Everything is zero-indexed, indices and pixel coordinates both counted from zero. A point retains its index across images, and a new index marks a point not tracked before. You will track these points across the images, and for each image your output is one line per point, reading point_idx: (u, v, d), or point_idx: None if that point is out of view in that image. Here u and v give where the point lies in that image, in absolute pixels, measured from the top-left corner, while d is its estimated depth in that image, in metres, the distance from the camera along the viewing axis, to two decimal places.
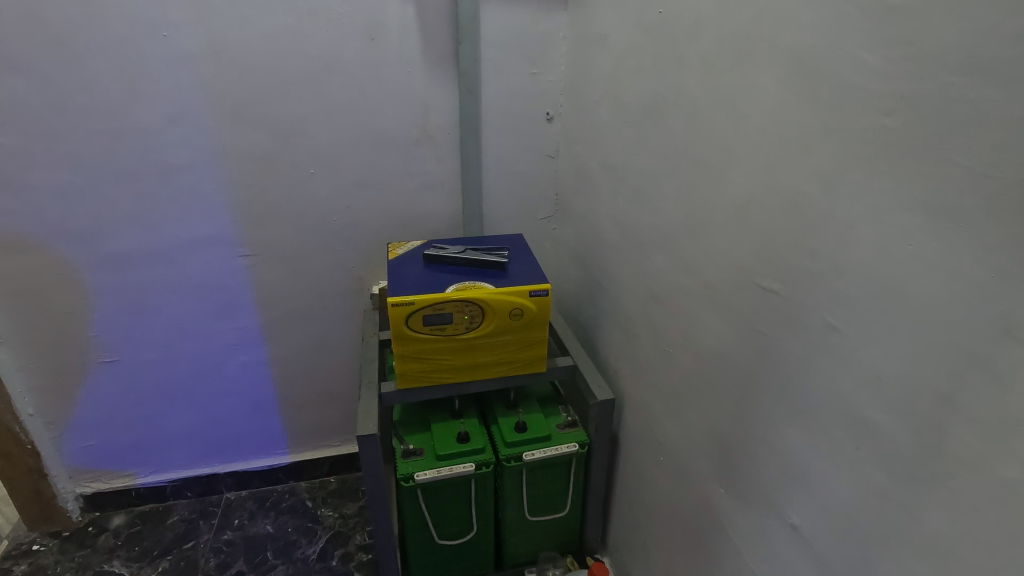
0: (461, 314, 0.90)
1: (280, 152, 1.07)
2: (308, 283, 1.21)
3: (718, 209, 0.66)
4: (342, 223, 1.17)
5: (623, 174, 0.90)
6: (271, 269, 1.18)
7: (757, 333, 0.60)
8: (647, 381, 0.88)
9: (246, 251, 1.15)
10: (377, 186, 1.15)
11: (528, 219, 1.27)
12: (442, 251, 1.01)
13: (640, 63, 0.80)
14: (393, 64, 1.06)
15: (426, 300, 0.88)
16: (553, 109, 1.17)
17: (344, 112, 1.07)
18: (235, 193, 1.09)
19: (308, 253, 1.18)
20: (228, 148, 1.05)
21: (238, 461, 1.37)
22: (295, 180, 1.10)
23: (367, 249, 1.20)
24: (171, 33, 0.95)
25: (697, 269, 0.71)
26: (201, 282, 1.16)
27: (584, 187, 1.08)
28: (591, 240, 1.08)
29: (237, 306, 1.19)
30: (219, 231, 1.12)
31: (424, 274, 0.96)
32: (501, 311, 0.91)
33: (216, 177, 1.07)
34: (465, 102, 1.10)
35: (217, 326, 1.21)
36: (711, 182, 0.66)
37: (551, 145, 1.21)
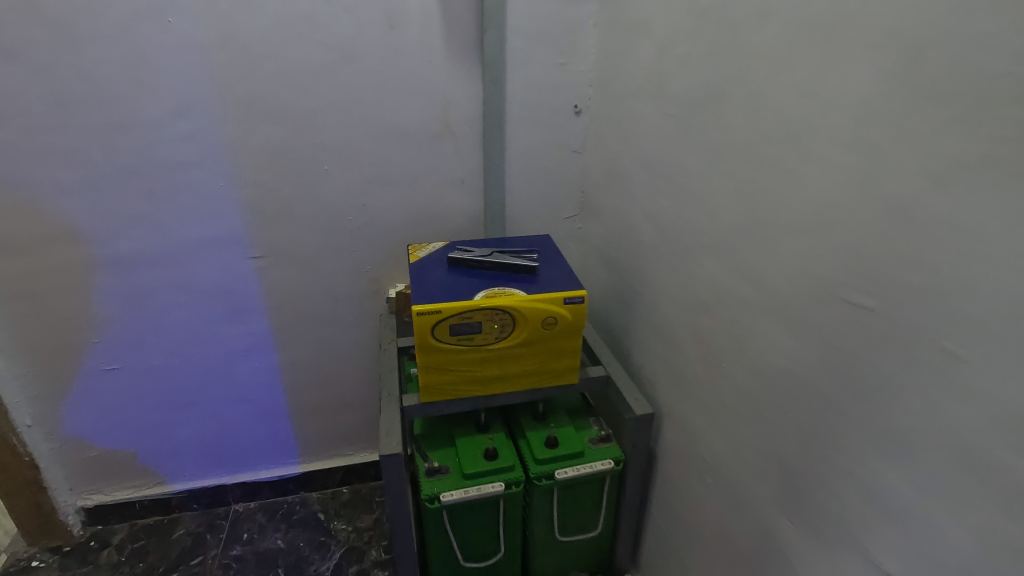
0: (490, 323, 0.84)
1: (291, 147, 1.00)
2: (321, 286, 1.14)
3: (789, 211, 0.59)
4: (357, 223, 1.10)
5: (666, 172, 0.83)
6: (282, 272, 1.11)
7: (840, 351, 0.53)
8: (691, 396, 0.81)
9: (256, 253, 1.08)
10: (394, 184, 1.08)
11: (552, 218, 1.20)
12: (468, 253, 0.94)
13: (690, 49, 0.73)
14: (412, 53, 0.98)
15: (453, 308, 0.81)
16: (581, 101, 1.09)
17: (360, 105, 1.00)
18: (244, 191, 1.02)
19: (321, 255, 1.11)
20: (236, 143, 0.98)
21: (246, 472, 1.30)
22: (308, 177, 1.03)
23: (382, 251, 1.13)
24: (176, 19, 0.88)
25: (759, 277, 0.64)
26: (207, 285, 1.09)
27: (616, 187, 1.01)
28: (624, 242, 1.01)
29: (246, 310, 1.13)
30: (227, 231, 1.05)
31: (448, 279, 0.90)
32: (532, 320, 0.84)
33: (224, 174, 1.00)
34: (489, 94, 1.02)
35: (225, 331, 1.14)
36: (781, 182, 0.59)
37: (578, 139, 1.13)
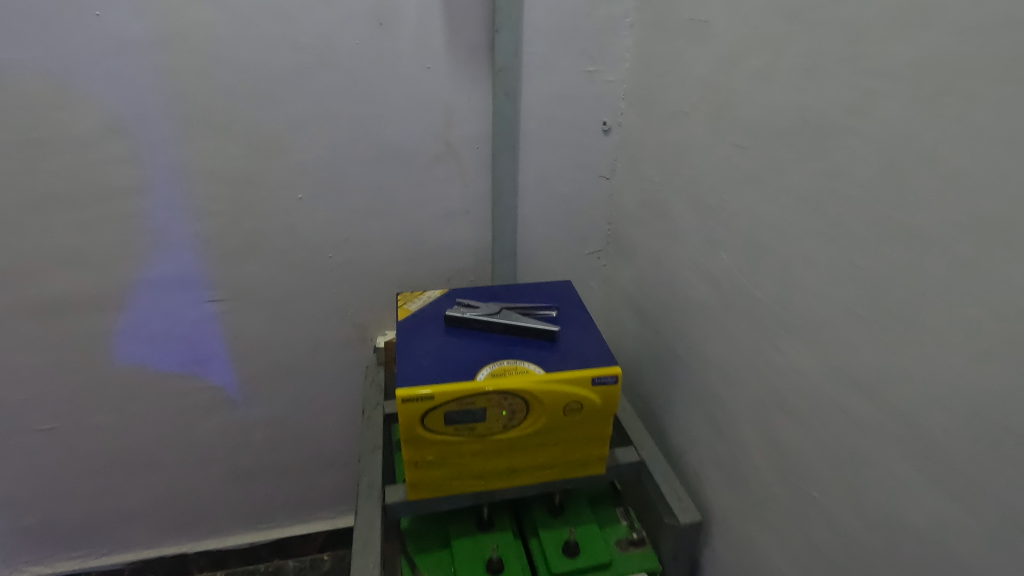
0: (496, 409, 0.65)
1: (258, 171, 0.82)
2: (295, 334, 0.96)
3: (948, 310, 0.39)
4: (338, 261, 0.91)
5: (729, 218, 0.63)
6: (249, 317, 0.92)
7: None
8: (760, 514, 0.63)
9: (217, 295, 0.90)
10: (384, 215, 0.89)
11: (573, 255, 1.00)
12: (470, 310, 0.76)
13: (776, 61, 0.53)
14: (406, 57, 0.79)
15: (450, 392, 0.63)
16: (612, 117, 0.89)
17: (341, 121, 0.81)
18: (201, 223, 0.84)
19: (295, 298, 0.92)
20: (190, 167, 0.80)
21: (212, 537, 1.13)
22: (278, 207, 0.85)
23: (369, 292, 0.95)
24: (108, 12, 0.70)
25: (885, 390, 0.45)
26: (159, 332, 0.91)
27: (654, 226, 0.82)
28: (663, 295, 0.81)
29: (207, 361, 0.94)
30: (181, 270, 0.87)
31: (445, 346, 0.71)
32: (551, 404, 0.65)
33: (176, 202, 0.82)
34: (500, 109, 0.83)
35: (182, 384, 0.96)
36: (934, 264, 0.40)
37: (607, 162, 0.93)
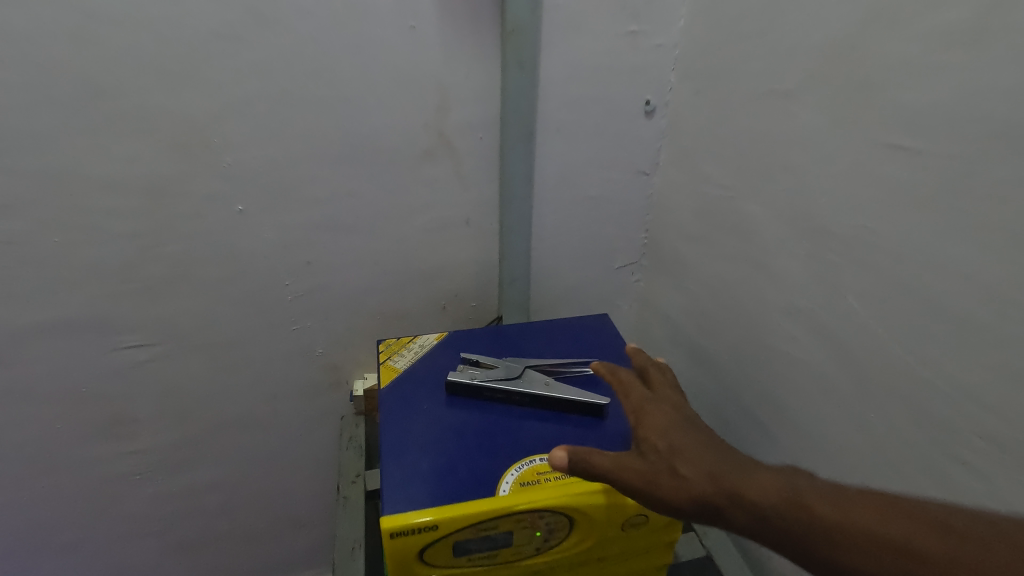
0: (529, 532, 0.45)
1: (175, 176, 0.58)
2: (247, 382, 0.74)
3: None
4: (297, 290, 0.69)
5: (872, 253, 0.43)
6: (185, 366, 0.70)
7: None
8: None
9: (136, 340, 0.67)
10: (357, 229, 0.67)
11: (599, 270, 0.79)
12: (479, 372, 0.55)
13: (1015, 11, 0.32)
14: (381, 11, 0.55)
15: (462, 515, 0.43)
16: (657, 93, 0.67)
17: (292, 104, 0.58)
18: (101, 249, 0.60)
19: (243, 339, 0.70)
20: (71, 175, 0.55)
21: None
22: (211, 224, 0.62)
23: (341, 326, 0.73)
24: None
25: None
26: (58, 392, 0.67)
27: (721, 244, 0.61)
28: (732, 336, 0.62)
29: (129, 422, 0.72)
30: (79, 312, 0.63)
31: (449, 431, 0.50)
32: (606, 519, 0.46)
33: (58, 222, 0.57)
34: (516, 87, 0.60)
35: (98, 453, 0.73)
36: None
37: (647, 154, 0.72)
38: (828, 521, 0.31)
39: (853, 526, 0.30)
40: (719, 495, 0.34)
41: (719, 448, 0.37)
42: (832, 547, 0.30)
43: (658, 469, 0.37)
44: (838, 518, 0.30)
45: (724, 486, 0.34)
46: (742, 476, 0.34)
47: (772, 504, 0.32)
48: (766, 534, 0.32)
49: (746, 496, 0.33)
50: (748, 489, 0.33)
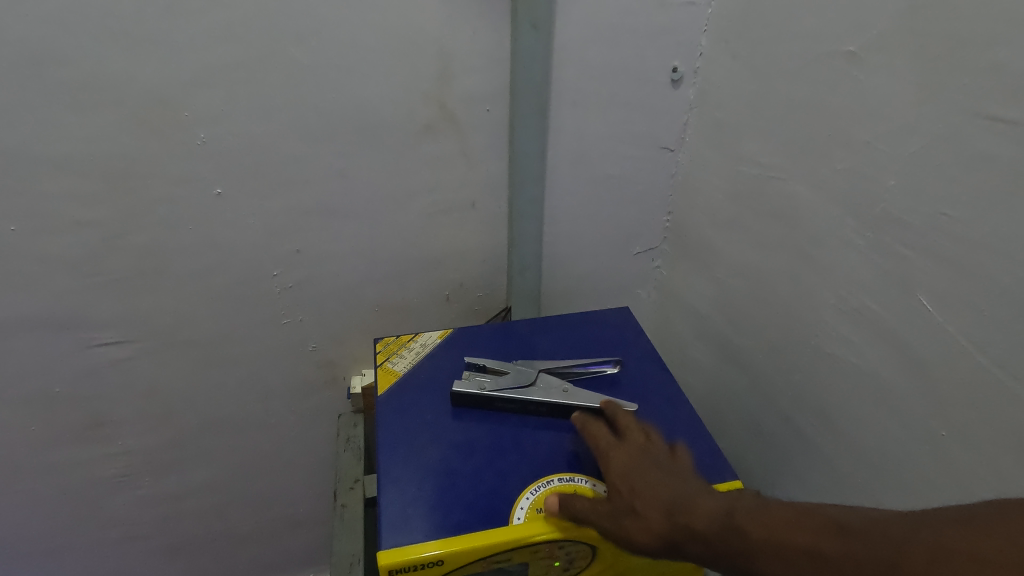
0: (546, 563, 0.40)
1: (142, 157, 0.51)
2: (236, 378, 0.69)
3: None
4: (288, 281, 0.63)
5: (964, 242, 0.37)
6: (168, 363, 0.65)
7: None
8: None
9: (111, 337, 0.61)
10: (350, 213, 0.60)
11: (617, 257, 0.72)
12: (488, 379, 0.49)
13: None
14: None
15: (470, 547, 0.37)
16: (687, 59, 0.60)
17: (274, 72, 0.51)
18: (64, 238, 0.53)
19: (231, 334, 0.65)
20: (25, 155, 0.49)
21: None
22: (188, 209, 0.55)
23: (336, 320, 0.67)
24: None
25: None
26: (29, 392, 0.61)
27: (761, 231, 0.55)
28: (768, 333, 0.56)
29: (111, 421, 0.67)
30: (46, 307, 0.57)
31: (455, 445, 0.45)
32: (634, 548, 0.40)
33: (12, 208, 0.51)
34: (528, 51, 0.53)
35: (79, 454, 0.68)
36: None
37: (674, 127, 0.64)
38: (767, 543, 0.31)
39: (792, 542, 0.30)
40: (675, 528, 0.33)
41: (668, 475, 0.37)
42: (777, 565, 0.30)
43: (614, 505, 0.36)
44: (776, 538, 0.30)
45: (678, 521, 0.33)
46: (692, 505, 0.34)
47: (720, 532, 0.32)
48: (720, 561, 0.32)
49: (696, 528, 0.33)
50: (698, 521, 0.33)
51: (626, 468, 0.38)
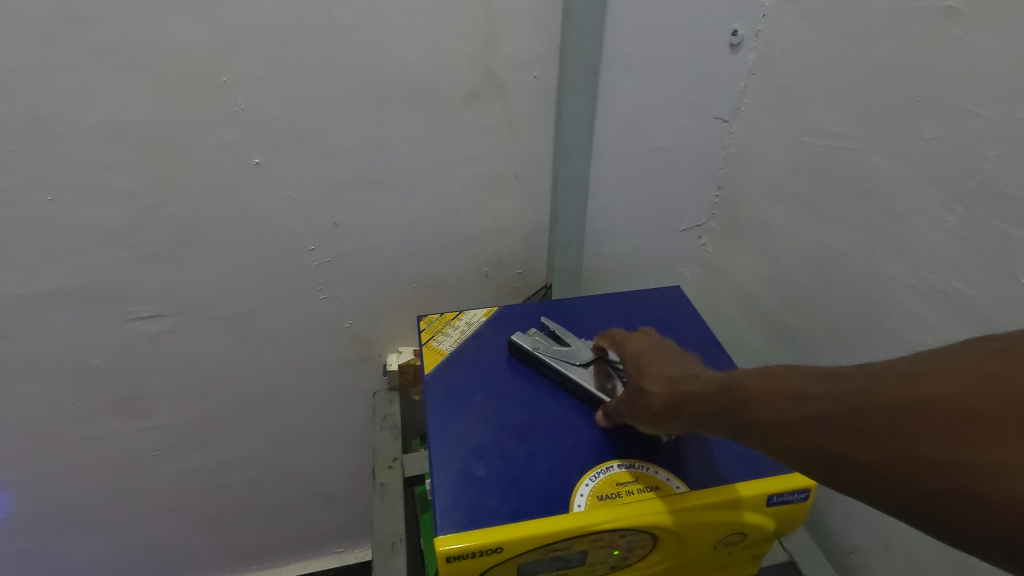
0: (606, 552, 0.38)
1: (178, 124, 0.49)
2: (273, 354, 0.68)
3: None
4: (325, 255, 0.61)
5: None
6: (205, 337, 0.64)
7: None
8: None
9: (148, 311, 0.60)
10: (389, 185, 0.58)
11: (663, 233, 0.69)
12: (543, 340, 0.48)
13: None
14: None
15: (529, 537, 0.35)
16: (749, 20, 0.56)
17: (314, 35, 0.48)
18: (101, 209, 0.52)
19: (267, 309, 0.64)
20: (61, 123, 0.47)
21: None
22: (224, 180, 0.54)
23: (373, 296, 0.66)
24: None
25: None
26: (69, 363, 0.61)
27: (828, 206, 0.51)
28: (830, 315, 0.53)
29: (148, 395, 0.67)
30: (84, 279, 0.56)
31: (507, 427, 0.43)
32: (696, 539, 0.39)
33: (49, 177, 0.49)
34: (580, 11, 0.49)
35: (119, 426, 0.68)
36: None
37: (730, 95, 0.60)
38: (755, 392, 0.30)
39: (780, 390, 0.29)
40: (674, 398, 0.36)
41: (681, 364, 0.39)
42: (763, 412, 0.29)
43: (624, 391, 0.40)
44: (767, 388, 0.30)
45: (679, 390, 0.36)
46: (694, 379, 0.35)
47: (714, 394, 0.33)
48: (716, 421, 0.33)
49: (692, 393, 0.34)
50: (694, 387, 0.35)
51: (643, 355, 0.41)
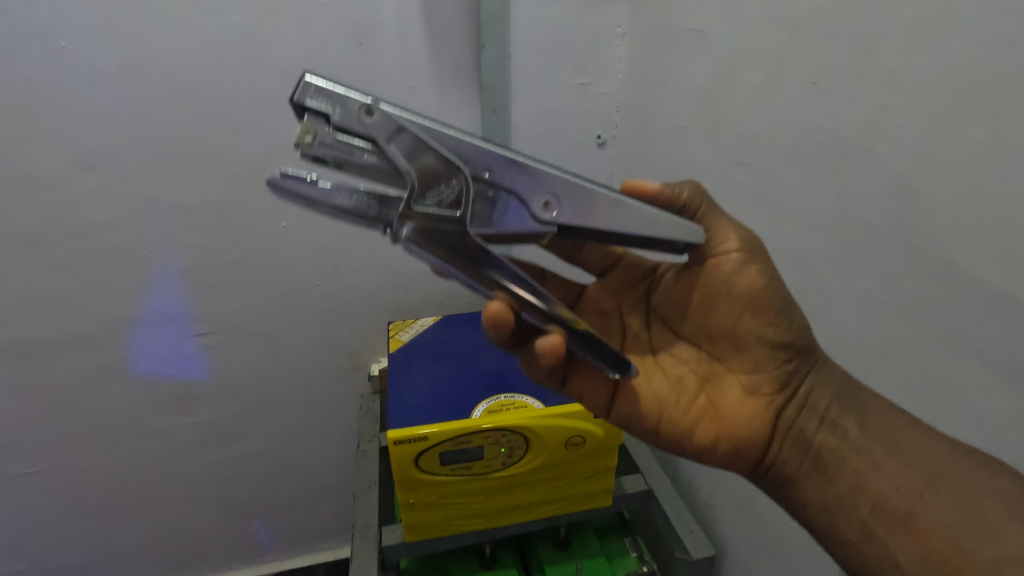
0: (495, 447, 0.62)
1: (235, 202, 0.78)
2: (287, 365, 0.93)
3: (1001, 353, 0.36)
4: (328, 288, 0.88)
5: None
6: (239, 351, 0.89)
7: None
8: (780, 555, 0.60)
9: (203, 329, 0.86)
10: (373, 239, 0.86)
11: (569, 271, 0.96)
12: (354, 155, 0.39)
13: (779, 73, 0.50)
14: (389, 78, 0.76)
15: (445, 432, 0.59)
16: (605, 129, 0.86)
17: None
18: (183, 256, 0.79)
19: (286, 329, 0.89)
20: (166, 199, 0.75)
21: (209, 572, 1.10)
22: (262, 237, 0.81)
23: (361, 319, 0.92)
24: (71, 42, 0.64)
25: None
26: (143, 370, 0.86)
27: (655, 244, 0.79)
28: None
29: (195, 395, 0.91)
30: (163, 306, 0.82)
31: (439, 378, 0.68)
32: (553, 440, 0.63)
33: (154, 235, 0.77)
34: (490, 128, 0.80)
35: (168, 422, 0.91)
36: (983, 302, 0.36)
37: (602, 176, 0.90)
38: (969, 478, 0.36)
39: (995, 490, 0.35)
40: (867, 424, 0.40)
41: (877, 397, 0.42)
42: (970, 494, 0.35)
43: (778, 276, 0.43)
44: (981, 481, 0.35)
45: (879, 421, 0.40)
46: (909, 426, 0.39)
47: (929, 452, 0.38)
48: (906, 459, 0.38)
49: (902, 432, 0.39)
50: (907, 430, 0.39)
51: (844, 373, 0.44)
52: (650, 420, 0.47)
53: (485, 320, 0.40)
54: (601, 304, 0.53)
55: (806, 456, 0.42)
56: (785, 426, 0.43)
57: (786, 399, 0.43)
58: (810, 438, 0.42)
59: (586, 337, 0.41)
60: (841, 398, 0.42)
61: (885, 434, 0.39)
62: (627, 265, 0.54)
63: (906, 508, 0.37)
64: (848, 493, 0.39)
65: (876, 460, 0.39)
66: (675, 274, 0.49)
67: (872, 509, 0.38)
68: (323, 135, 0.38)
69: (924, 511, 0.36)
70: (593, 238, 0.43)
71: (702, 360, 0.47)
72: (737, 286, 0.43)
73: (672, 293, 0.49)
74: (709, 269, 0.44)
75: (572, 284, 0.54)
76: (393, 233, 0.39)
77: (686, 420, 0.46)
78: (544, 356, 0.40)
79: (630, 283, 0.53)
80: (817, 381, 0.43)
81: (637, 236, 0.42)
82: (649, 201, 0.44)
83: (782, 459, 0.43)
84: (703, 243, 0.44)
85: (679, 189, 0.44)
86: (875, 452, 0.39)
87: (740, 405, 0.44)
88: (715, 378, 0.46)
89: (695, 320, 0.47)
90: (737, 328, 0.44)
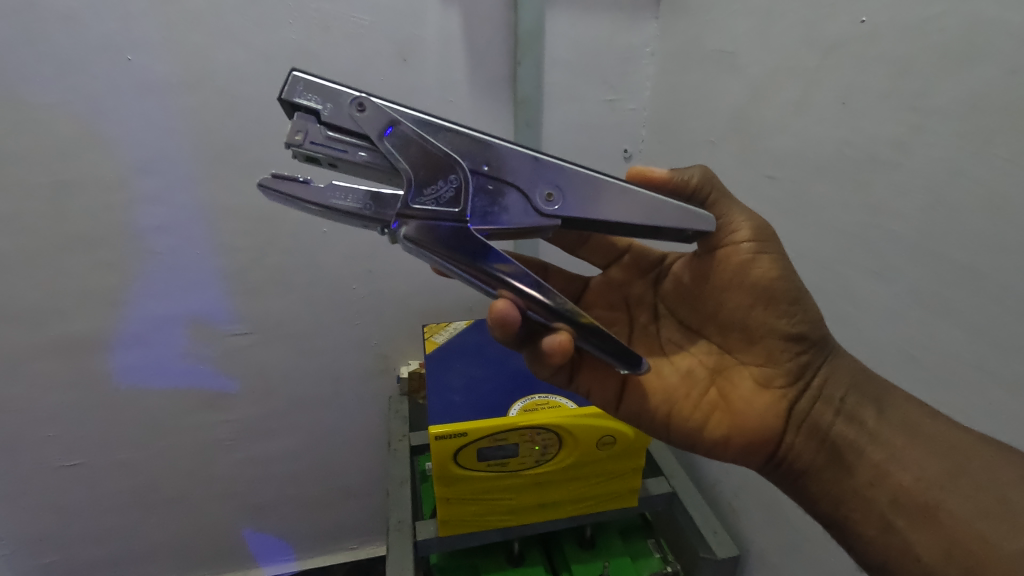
0: (530, 444, 0.65)
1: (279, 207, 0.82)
2: (320, 366, 0.96)
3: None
4: (363, 292, 0.91)
5: None
6: (275, 351, 0.92)
7: None
8: (806, 555, 0.62)
9: (243, 329, 0.89)
10: None
11: None
12: (346, 153, 0.40)
13: (810, 92, 0.53)
14: (430, 92, 0.80)
15: (483, 429, 0.62)
16: (632, 143, 0.90)
17: None
18: (228, 257, 0.83)
19: (321, 330, 0.92)
20: (216, 204, 0.79)
21: (235, 568, 1.13)
22: (303, 241, 0.85)
23: (392, 322, 0.95)
24: (137, 55, 0.68)
25: None
26: (183, 367, 0.89)
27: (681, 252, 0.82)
28: None
29: (231, 392, 0.94)
30: (206, 306, 0.85)
31: (474, 378, 0.71)
32: (586, 440, 0.65)
33: (202, 237, 0.81)
34: (524, 140, 0.83)
35: (204, 420, 0.94)
36: (1009, 307, 0.39)
37: None
38: (991, 472, 0.37)
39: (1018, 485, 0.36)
40: (881, 416, 0.42)
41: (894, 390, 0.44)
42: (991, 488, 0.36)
43: (792, 266, 0.45)
44: (1003, 476, 0.36)
45: (896, 414, 0.42)
46: (926, 417, 0.41)
47: (951, 446, 0.39)
48: (923, 451, 0.39)
49: (922, 425, 0.41)
50: (927, 423, 0.41)
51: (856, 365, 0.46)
52: (662, 414, 0.49)
53: (490, 320, 0.39)
54: (608, 298, 0.56)
55: (823, 447, 0.43)
56: (798, 418, 0.45)
57: (798, 391, 0.45)
58: (826, 429, 0.43)
59: (594, 333, 0.40)
60: (856, 390, 0.44)
61: (902, 425, 0.41)
62: (634, 256, 0.57)
63: (926, 499, 0.38)
64: (866, 485, 0.40)
65: (894, 452, 0.40)
66: (684, 263, 0.53)
67: (892, 501, 0.39)
68: (314, 133, 0.39)
69: (943, 504, 0.37)
70: (597, 229, 0.44)
71: (713, 353, 0.50)
72: (749, 276, 0.45)
73: (681, 283, 0.52)
74: (721, 259, 0.47)
75: (576, 277, 0.57)
76: (393, 234, 0.40)
77: (697, 414, 0.48)
78: (553, 356, 0.39)
79: (639, 274, 0.56)
80: (830, 373, 0.45)
81: (639, 226, 0.43)
82: (657, 187, 0.46)
83: (796, 450, 0.45)
84: (715, 231, 0.46)
85: (689, 174, 0.46)
86: (895, 443, 0.41)
87: (753, 398, 0.46)
88: (726, 370, 0.48)
89: (707, 309, 0.50)
90: (750, 319, 0.46)
